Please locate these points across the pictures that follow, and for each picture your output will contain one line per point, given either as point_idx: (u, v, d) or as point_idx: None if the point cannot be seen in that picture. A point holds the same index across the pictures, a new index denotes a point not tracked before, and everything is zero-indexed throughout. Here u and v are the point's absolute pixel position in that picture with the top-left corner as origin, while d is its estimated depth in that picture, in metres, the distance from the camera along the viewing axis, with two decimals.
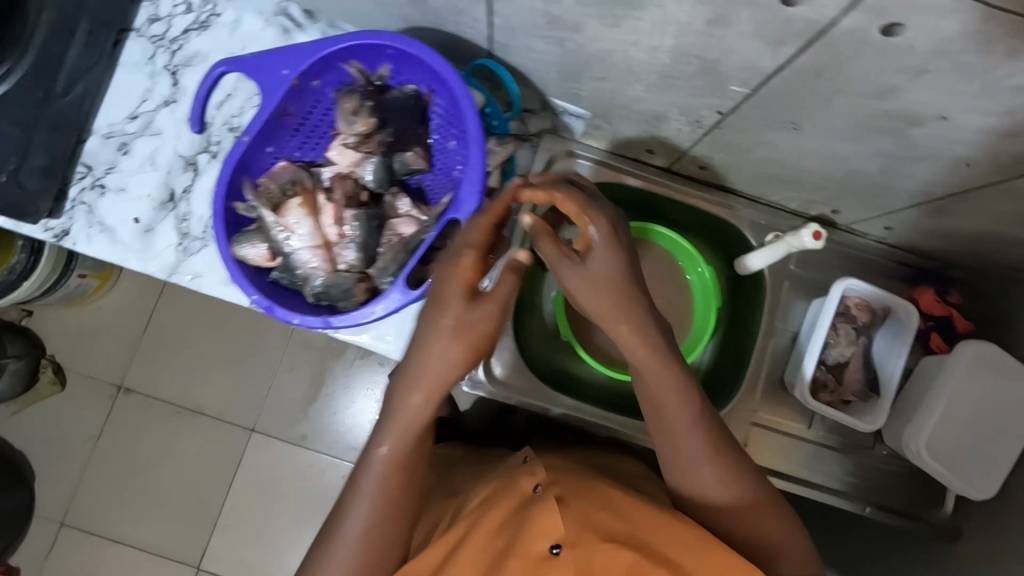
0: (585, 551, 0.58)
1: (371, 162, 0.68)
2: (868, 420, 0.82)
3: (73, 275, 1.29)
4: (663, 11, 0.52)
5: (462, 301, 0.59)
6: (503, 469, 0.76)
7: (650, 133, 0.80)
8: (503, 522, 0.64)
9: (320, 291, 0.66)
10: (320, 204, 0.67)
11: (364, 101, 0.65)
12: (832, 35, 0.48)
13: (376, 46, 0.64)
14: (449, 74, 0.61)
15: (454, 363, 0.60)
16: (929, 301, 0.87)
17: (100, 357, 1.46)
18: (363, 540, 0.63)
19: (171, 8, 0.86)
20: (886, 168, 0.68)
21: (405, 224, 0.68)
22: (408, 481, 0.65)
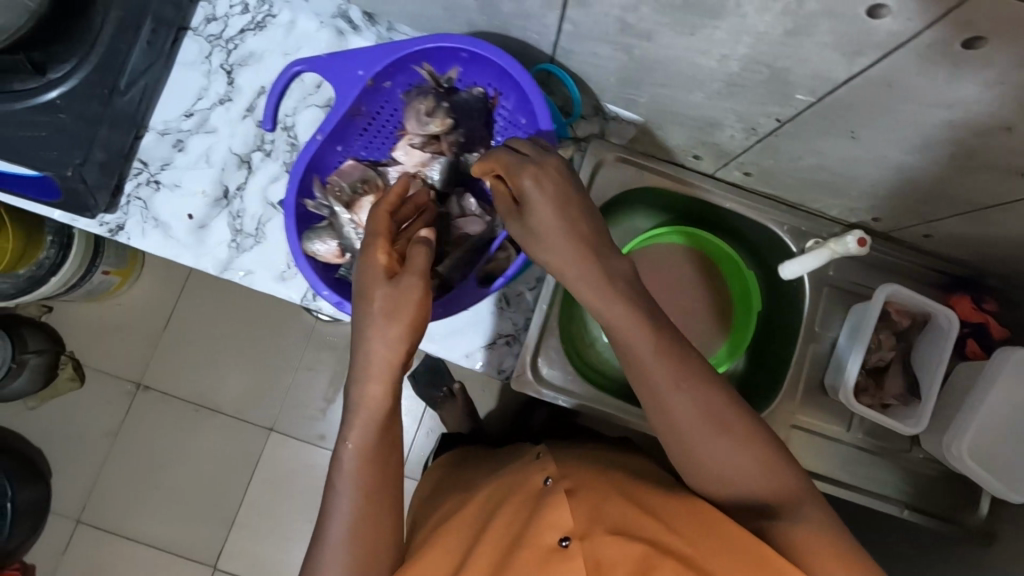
0: (596, 541, 0.53)
1: (438, 162, 0.73)
2: (910, 425, 0.83)
3: (98, 271, 1.29)
4: (743, 20, 0.54)
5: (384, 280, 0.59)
6: (517, 465, 0.75)
7: (699, 139, 0.82)
8: (510, 520, 0.60)
9: None
10: None
11: (439, 103, 0.69)
12: (913, 47, 0.50)
13: (451, 49, 0.68)
14: (520, 73, 0.64)
15: (399, 343, 0.59)
16: (966, 308, 0.89)
17: (120, 353, 1.46)
18: (350, 541, 0.58)
19: (228, 8, 0.87)
20: (937, 176, 0.70)
21: (473, 223, 0.73)
22: (388, 471, 0.62)
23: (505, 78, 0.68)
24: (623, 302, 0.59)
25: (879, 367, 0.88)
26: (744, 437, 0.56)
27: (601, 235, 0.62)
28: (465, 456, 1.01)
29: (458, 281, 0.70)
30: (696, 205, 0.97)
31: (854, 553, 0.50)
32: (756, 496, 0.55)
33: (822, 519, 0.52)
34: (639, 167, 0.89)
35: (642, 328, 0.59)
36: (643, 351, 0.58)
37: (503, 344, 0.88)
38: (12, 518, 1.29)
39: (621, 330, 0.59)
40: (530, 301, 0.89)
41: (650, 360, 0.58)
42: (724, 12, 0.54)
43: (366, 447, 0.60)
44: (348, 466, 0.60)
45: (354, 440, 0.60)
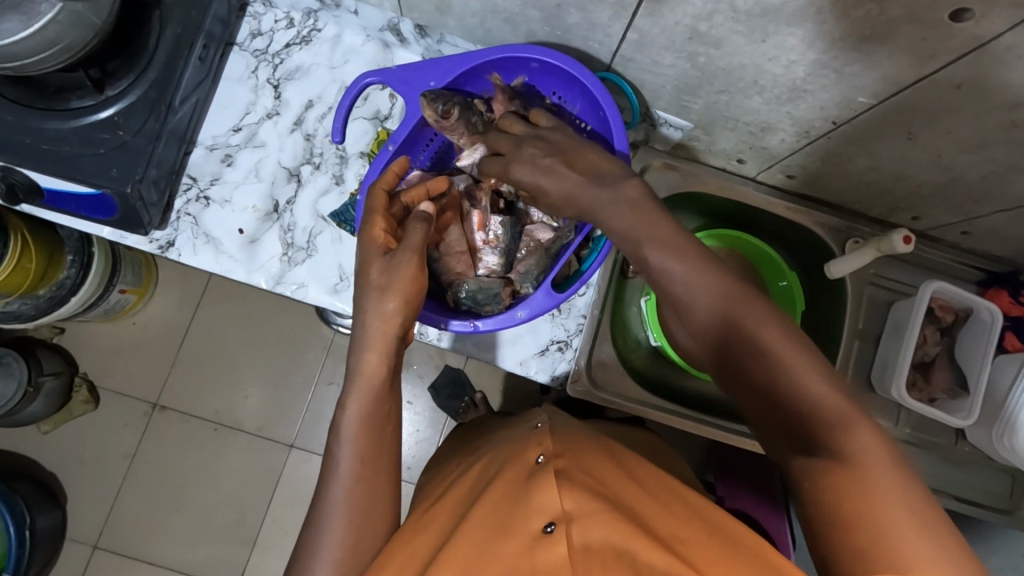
0: (582, 525, 0.48)
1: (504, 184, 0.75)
2: (960, 416, 0.85)
3: (115, 290, 1.27)
4: (821, 26, 0.56)
5: (381, 254, 0.64)
6: (510, 444, 0.71)
7: (749, 143, 0.83)
8: (498, 498, 0.56)
9: (467, 295, 0.74)
10: (466, 212, 0.74)
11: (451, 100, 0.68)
12: (989, 49, 0.53)
13: (520, 59, 0.71)
14: (587, 76, 0.67)
15: (394, 315, 0.62)
16: (1004, 302, 0.91)
17: (136, 374, 1.43)
18: (346, 516, 0.58)
19: (273, 23, 0.88)
20: (988, 174, 0.72)
21: (542, 229, 0.76)
22: (388, 433, 0.63)
23: (571, 83, 0.71)
24: (652, 228, 0.57)
25: (925, 362, 0.90)
26: (787, 354, 0.49)
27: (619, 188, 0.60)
28: (479, 425, 0.97)
29: (531, 288, 0.76)
30: (733, 208, 0.98)
31: (902, 495, 0.41)
32: (796, 423, 0.47)
33: (872, 456, 0.43)
34: (684, 174, 0.92)
35: (661, 250, 0.56)
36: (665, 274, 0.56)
37: (556, 350, 0.87)
38: (33, 544, 1.25)
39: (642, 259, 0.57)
40: (579, 306, 0.88)
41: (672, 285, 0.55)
42: (804, 18, 0.55)
43: (359, 413, 0.61)
44: (348, 431, 0.61)
45: (354, 404, 0.61)
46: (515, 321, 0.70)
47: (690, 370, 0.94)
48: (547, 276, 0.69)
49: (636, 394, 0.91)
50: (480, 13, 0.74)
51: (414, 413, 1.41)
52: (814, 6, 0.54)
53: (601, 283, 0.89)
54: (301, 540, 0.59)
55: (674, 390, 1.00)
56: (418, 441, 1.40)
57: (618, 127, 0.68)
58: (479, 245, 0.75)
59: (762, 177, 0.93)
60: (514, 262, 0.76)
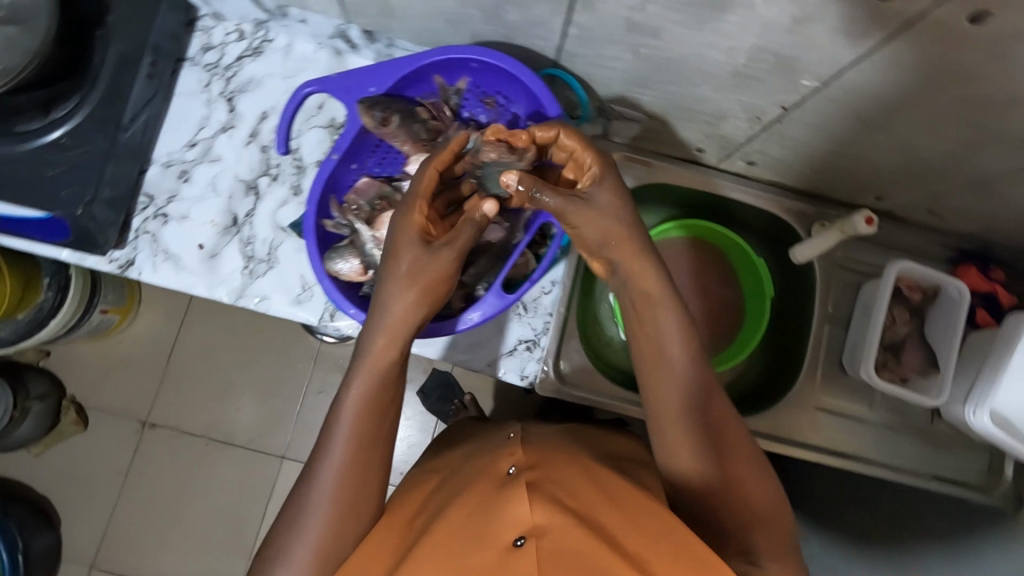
0: (554, 538, 0.47)
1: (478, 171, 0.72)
2: (931, 395, 0.83)
3: (96, 310, 1.27)
4: (752, 11, 0.55)
5: (416, 243, 0.62)
6: (488, 451, 0.71)
7: (707, 132, 0.83)
8: (470, 510, 0.55)
9: None
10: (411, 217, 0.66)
11: (391, 107, 0.63)
12: (921, 26, 0.51)
13: (460, 60, 0.65)
14: (528, 75, 0.64)
15: (416, 307, 0.61)
16: (974, 279, 0.91)
17: (124, 393, 1.43)
18: (331, 506, 0.58)
19: (223, 36, 0.88)
20: (944, 149, 0.72)
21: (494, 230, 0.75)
22: (382, 433, 0.61)
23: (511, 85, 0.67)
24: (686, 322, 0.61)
25: (895, 344, 0.89)
26: (750, 468, 0.59)
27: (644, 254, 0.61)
28: (459, 429, 0.97)
29: (484, 288, 0.75)
30: (699, 198, 0.98)
31: None
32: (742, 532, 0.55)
33: None
34: (646, 166, 0.91)
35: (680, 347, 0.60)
36: (674, 371, 0.59)
37: (524, 349, 0.87)
38: (27, 567, 1.25)
39: (656, 348, 0.60)
40: (546, 305, 0.89)
41: (678, 382, 0.59)
42: (734, 3, 0.54)
43: (356, 402, 0.60)
44: (346, 414, 0.60)
45: (358, 387, 0.61)
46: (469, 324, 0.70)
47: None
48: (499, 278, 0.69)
49: (610, 390, 0.90)
50: (423, 16, 0.73)
51: (403, 418, 1.41)
52: None
53: (567, 281, 0.88)
54: (284, 511, 0.60)
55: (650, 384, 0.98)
56: (409, 445, 1.40)
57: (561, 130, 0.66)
58: None
59: (724, 165, 0.93)
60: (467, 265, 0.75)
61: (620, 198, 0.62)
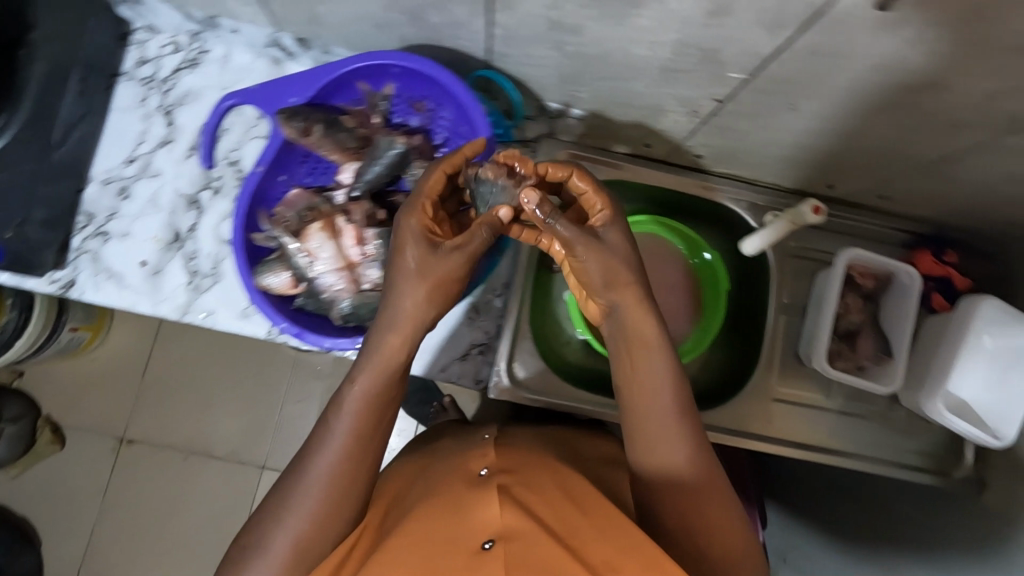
0: (520, 543, 0.49)
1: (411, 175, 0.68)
2: (885, 383, 0.83)
3: (65, 329, 1.25)
4: (666, 6, 0.54)
5: (421, 245, 0.59)
6: (461, 447, 0.72)
7: (650, 127, 0.81)
8: (440, 510, 0.56)
9: (348, 312, 0.64)
10: (339, 226, 0.65)
11: (312, 117, 0.62)
12: (831, 16, 0.50)
13: (381, 66, 0.64)
14: (448, 77, 0.62)
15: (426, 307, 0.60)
16: (928, 263, 0.91)
17: (100, 411, 1.42)
18: (319, 500, 0.56)
19: (159, 49, 0.86)
20: (883, 134, 0.71)
21: None
22: (381, 429, 0.59)
23: (436, 89, 0.65)
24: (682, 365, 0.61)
25: (851, 332, 0.88)
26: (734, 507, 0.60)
27: (639, 299, 0.60)
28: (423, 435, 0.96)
29: None
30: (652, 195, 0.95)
31: None
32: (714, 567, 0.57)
33: None
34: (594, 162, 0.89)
35: (670, 393, 0.59)
36: (668, 415, 0.59)
37: (478, 354, 0.88)
38: None
39: (646, 389, 0.59)
40: (499, 308, 0.89)
41: (673, 420, 0.58)
42: None
43: (360, 396, 0.58)
44: (349, 406, 0.58)
45: (363, 382, 0.59)
46: None
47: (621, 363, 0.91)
48: None
49: (569, 390, 0.89)
50: (348, 22, 0.71)
51: None
52: None
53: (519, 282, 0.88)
54: (269, 499, 0.58)
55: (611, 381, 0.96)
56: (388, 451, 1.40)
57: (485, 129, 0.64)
58: (358, 260, 0.65)
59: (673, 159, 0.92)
60: None
61: (628, 244, 0.61)
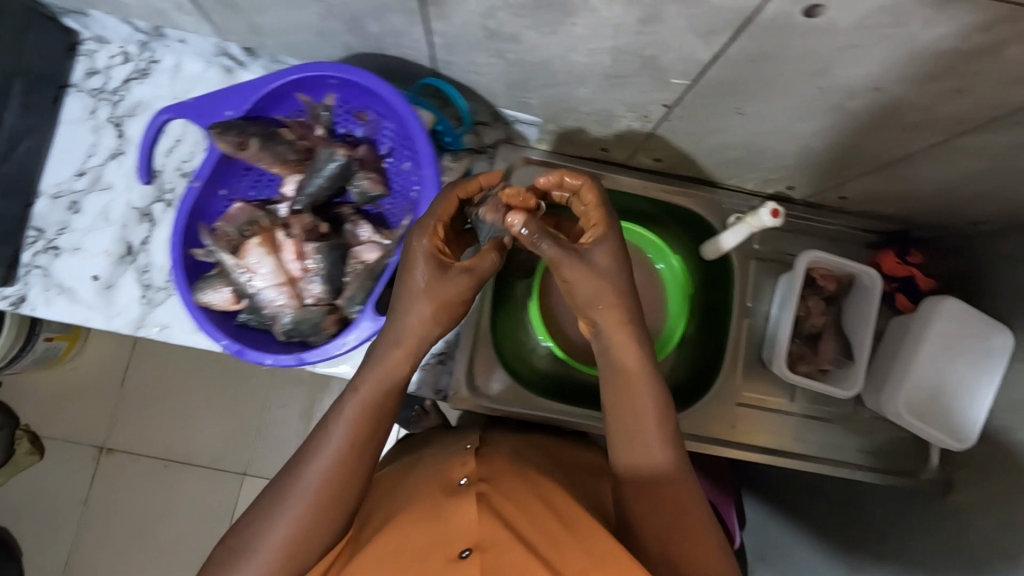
0: (498, 554, 0.48)
1: (357, 183, 0.67)
2: (847, 387, 0.83)
3: (40, 339, 1.23)
4: (596, 14, 0.53)
5: (428, 265, 0.58)
6: (443, 455, 0.71)
7: (604, 131, 0.80)
8: (417, 518, 0.54)
9: (289, 328, 0.63)
10: (279, 241, 0.64)
11: (247, 130, 0.61)
12: (757, 23, 0.49)
13: (319, 77, 0.63)
14: (382, 87, 0.61)
15: (429, 324, 0.60)
16: (891, 263, 0.90)
17: (80, 421, 1.40)
18: (305, 505, 0.53)
19: (108, 59, 0.85)
20: (831, 139, 0.69)
21: (371, 250, 0.66)
22: (378, 437, 0.58)
23: (376, 100, 0.64)
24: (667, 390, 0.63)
25: (814, 334, 0.87)
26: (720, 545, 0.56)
27: (633, 325, 0.62)
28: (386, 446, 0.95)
29: (356, 313, 0.63)
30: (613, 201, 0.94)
31: None
32: None
33: None
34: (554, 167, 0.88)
35: (652, 405, 0.61)
36: (658, 437, 0.60)
37: (438, 363, 0.89)
38: None
39: (633, 401, 0.61)
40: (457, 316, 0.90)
41: (664, 441, 0.60)
42: (574, 7, 0.53)
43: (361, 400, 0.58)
44: (348, 412, 0.57)
45: (366, 389, 0.58)
46: (345, 350, 0.62)
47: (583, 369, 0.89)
48: (370, 299, 0.62)
49: (529, 399, 0.87)
50: (291, 31, 0.70)
51: None
52: None
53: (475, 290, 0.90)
54: (258, 503, 0.56)
55: (577, 388, 0.92)
56: None
57: (421, 139, 0.62)
58: (300, 275, 0.65)
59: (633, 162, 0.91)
60: (343, 289, 0.65)
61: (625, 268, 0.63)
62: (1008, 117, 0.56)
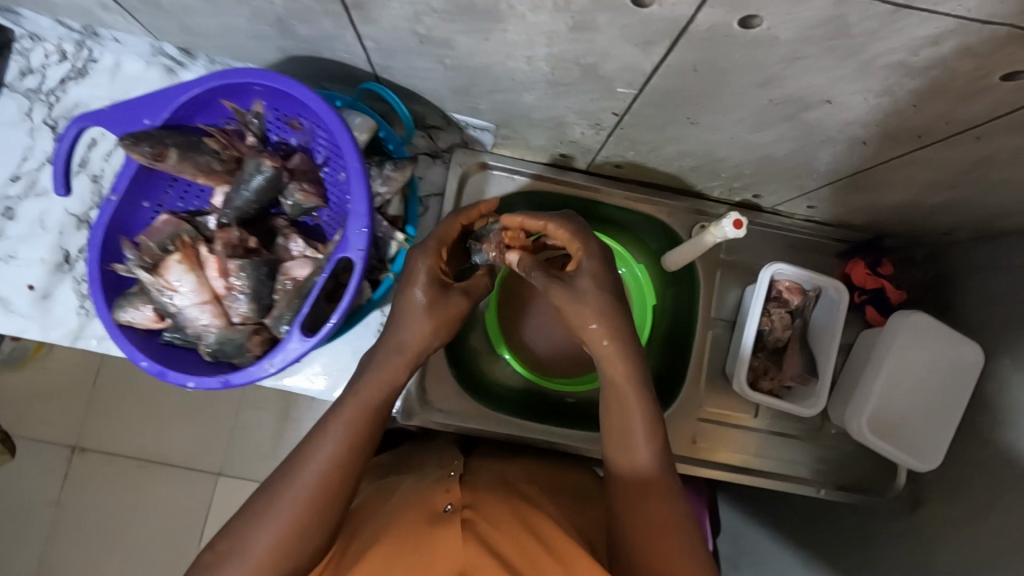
0: None
1: (289, 196, 0.63)
2: (808, 405, 0.80)
3: None
4: (526, 21, 0.49)
5: (432, 286, 0.64)
6: (429, 470, 0.70)
7: (558, 138, 0.76)
8: (400, 542, 0.55)
9: (214, 347, 0.60)
10: (203, 257, 0.61)
11: (163, 139, 0.57)
12: (693, 34, 0.46)
13: (242, 84, 0.59)
14: (308, 96, 0.57)
15: (426, 336, 0.64)
16: (861, 275, 0.86)
17: (55, 419, 1.25)
18: (297, 509, 0.54)
19: (43, 58, 0.81)
20: (791, 151, 0.65)
21: (301, 265, 0.63)
22: (370, 444, 0.60)
23: (305, 109, 0.61)
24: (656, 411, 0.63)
25: (778, 348, 0.84)
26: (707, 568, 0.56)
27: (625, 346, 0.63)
28: None
29: (284, 332, 0.60)
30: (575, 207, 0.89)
31: None
32: None
33: None
34: (510, 173, 0.85)
35: (642, 420, 0.61)
36: (648, 458, 0.61)
37: None
38: None
39: (624, 415, 0.62)
40: None
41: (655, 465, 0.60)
42: (501, 14, 0.49)
43: (362, 406, 0.60)
44: (346, 416, 0.60)
45: (362, 395, 0.61)
46: (269, 373, 0.59)
47: (545, 382, 0.87)
48: (297, 320, 0.58)
49: (484, 413, 0.82)
50: (222, 33, 0.66)
51: None
52: (505, 1, 0.47)
53: None
54: (253, 501, 0.57)
55: (541, 400, 0.89)
56: None
57: (347, 148, 0.57)
58: (225, 292, 0.62)
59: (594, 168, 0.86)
60: (272, 307, 0.61)
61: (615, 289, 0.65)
62: (974, 128, 0.52)
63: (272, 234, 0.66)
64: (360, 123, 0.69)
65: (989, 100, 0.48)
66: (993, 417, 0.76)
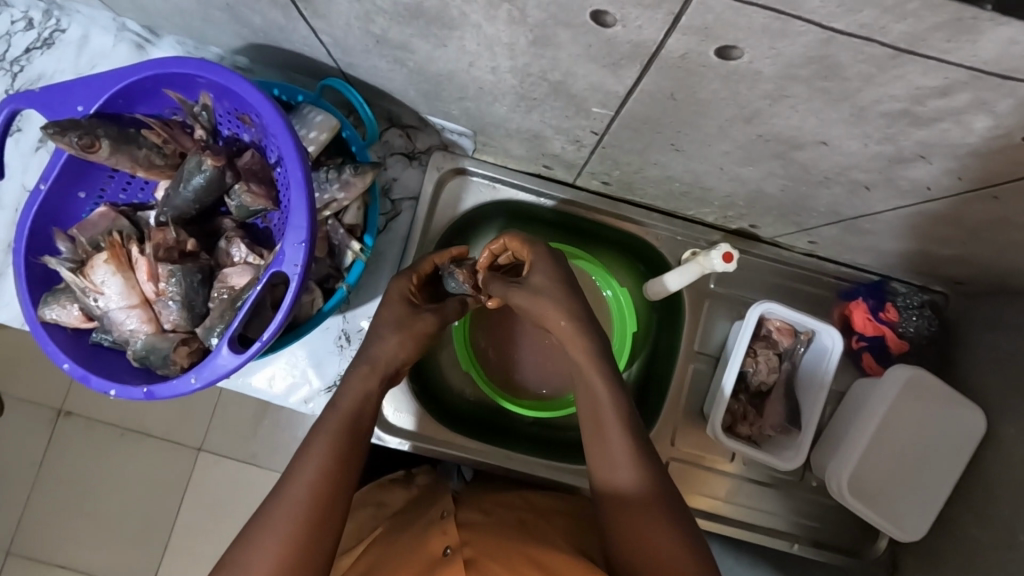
0: None
1: (232, 199, 0.58)
2: (786, 460, 0.74)
3: None
4: (483, 31, 0.44)
5: (403, 307, 0.62)
6: (424, 509, 0.67)
7: (538, 150, 0.70)
8: None
9: (139, 354, 0.56)
10: (134, 259, 0.59)
11: (94, 129, 0.53)
12: (665, 58, 0.39)
13: (186, 75, 0.55)
14: (252, 96, 0.52)
15: (401, 348, 0.60)
16: (861, 319, 0.79)
17: (37, 383, 1.12)
18: (287, 532, 0.49)
19: (9, 24, 0.76)
20: (785, 187, 0.58)
21: (240, 273, 0.58)
22: (358, 455, 0.55)
23: (252, 107, 0.56)
24: (635, 434, 0.57)
25: (762, 392, 0.78)
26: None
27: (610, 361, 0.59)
28: None
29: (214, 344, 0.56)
30: (562, 219, 0.82)
31: None
32: None
33: None
34: (490, 180, 0.79)
35: (622, 439, 0.56)
36: (629, 480, 0.54)
37: None
38: None
39: (606, 439, 0.56)
40: None
41: (649, 489, 0.54)
42: (454, 21, 0.44)
43: (344, 413, 0.56)
44: (330, 427, 0.55)
45: (347, 403, 0.57)
46: (192, 388, 0.54)
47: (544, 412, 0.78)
48: (227, 331, 0.53)
49: (444, 436, 0.76)
50: (176, 14, 0.62)
51: None
52: (456, 7, 0.42)
53: None
54: (243, 530, 0.50)
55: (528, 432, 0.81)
56: None
57: (289, 153, 0.52)
58: (156, 297, 0.59)
59: (581, 183, 0.78)
60: (204, 316, 0.58)
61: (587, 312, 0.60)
62: (991, 186, 0.46)
63: (218, 235, 0.63)
64: (321, 121, 0.63)
65: (1009, 158, 0.41)
66: (983, 491, 0.69)
